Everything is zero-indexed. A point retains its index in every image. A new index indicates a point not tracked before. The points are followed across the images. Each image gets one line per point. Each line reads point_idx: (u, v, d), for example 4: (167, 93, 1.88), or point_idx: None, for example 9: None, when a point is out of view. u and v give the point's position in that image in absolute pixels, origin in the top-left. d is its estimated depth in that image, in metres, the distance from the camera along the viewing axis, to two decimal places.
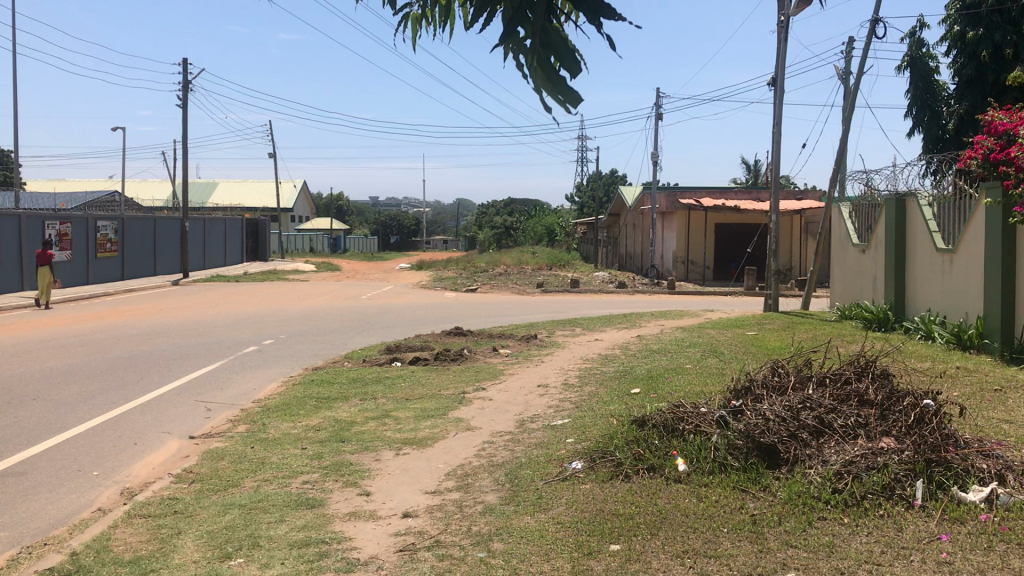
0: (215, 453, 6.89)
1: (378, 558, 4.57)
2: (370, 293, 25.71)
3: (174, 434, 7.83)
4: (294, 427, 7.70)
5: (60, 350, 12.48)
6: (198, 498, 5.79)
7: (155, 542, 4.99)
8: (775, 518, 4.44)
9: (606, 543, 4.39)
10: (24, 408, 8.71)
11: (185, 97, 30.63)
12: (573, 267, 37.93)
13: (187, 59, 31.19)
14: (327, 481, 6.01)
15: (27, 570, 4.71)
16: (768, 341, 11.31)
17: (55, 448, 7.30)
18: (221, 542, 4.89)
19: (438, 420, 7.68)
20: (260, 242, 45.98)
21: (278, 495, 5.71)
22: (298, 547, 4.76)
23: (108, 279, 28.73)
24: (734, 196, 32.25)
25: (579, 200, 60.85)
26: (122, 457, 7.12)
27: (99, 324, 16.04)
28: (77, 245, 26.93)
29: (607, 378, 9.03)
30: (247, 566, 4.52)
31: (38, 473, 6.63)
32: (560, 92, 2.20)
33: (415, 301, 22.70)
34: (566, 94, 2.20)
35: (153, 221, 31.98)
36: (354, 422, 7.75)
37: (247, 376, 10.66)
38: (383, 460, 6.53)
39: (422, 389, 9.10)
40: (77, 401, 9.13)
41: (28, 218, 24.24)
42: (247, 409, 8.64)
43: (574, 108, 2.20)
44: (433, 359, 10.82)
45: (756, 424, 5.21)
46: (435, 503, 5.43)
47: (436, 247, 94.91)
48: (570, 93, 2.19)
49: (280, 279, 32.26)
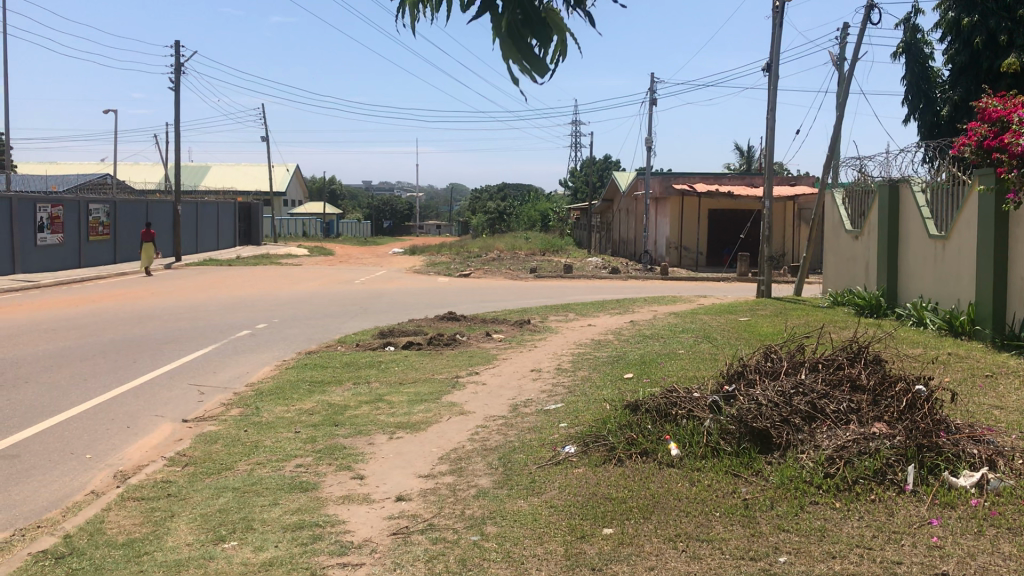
0: (208, 437, 6.89)
1: (372, 540, 4.59)
2: (363, 278, 25.67)
3: (168, 417, 7.81)
4: (287, 410, 7.70)
5: (50, 334, 12.40)
6: (192, 481, 5.80)
7: (148, 525, 5.00)
8: (767, 503, 4.46)
9: (599, 527, 4.41)
10: (18, 390, 8.72)
11: (178, 79, 30.43)
12: (566, 252, 37.94)
13: (180, 42, 31.00)
14: (321, 464, 6.02)
15: (20, 552, 4.72)
16: (762, 327, 11.36)
17: (48, 431, 7.30)
18: (214, 525, 4.90)
19: (430, 404, 7.68)
20: (252, 226, 45.73)
21: (272, 478, 5.72)
22: (292, 530, 4.77)
23: (100, 264, 28.66)
24: (728, 181, 32.29)
25: (572, 185, 61.01)
26: (115, 441, 7.09)
27: (90, 307, 16.00)
28: (70, 229, 26.83)
29: (600, 363, 9.05)
30: (241, 548, 4.54)
31: (31, 455, 6.62)
32: (527, 61, 2.30)
33: (410, 285, 22.65)
34: (533, 63, 2.29)
35: (145, 204, 31.81)
36: (347, 407, 7.75)
37: (240, 360, 10.62)
38: (377, 443, 6.53)
39: (416, 373, 9.12)
40: (69, 384, 9.10)
41: (20, 201, 24.05)
42: (241, 392, 8.64)
43: (541, 76, 2.29)
44: (426, 343, 10.81)
45: (749, 408, 5.24)
46: (429, 486, 5.45)
47: (429, 231, 94.65)
48: (539, 62, 2.29)
49: (272, 263, 32.18)
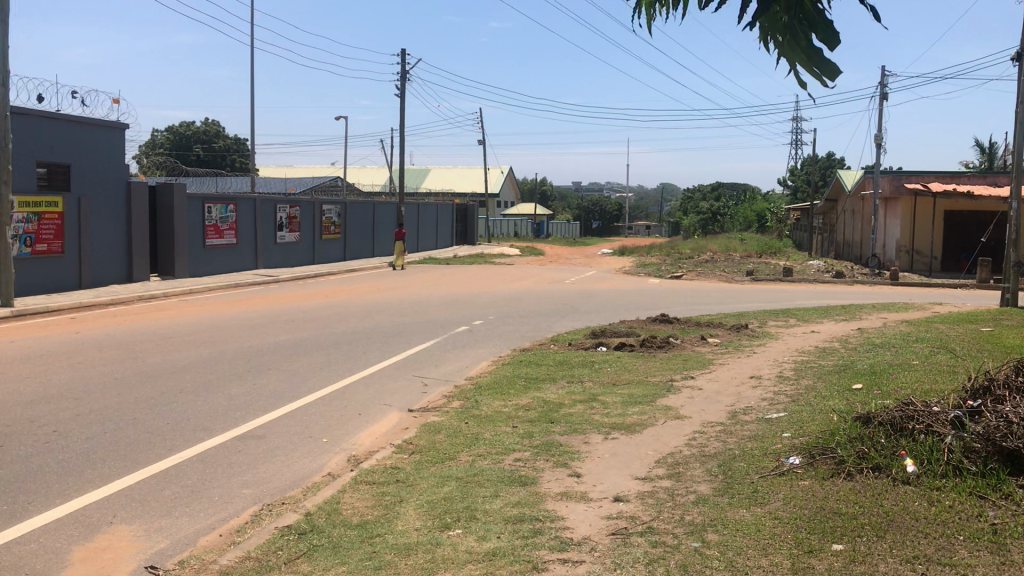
0: (432, 426, 7.19)
1: (591, 539, 4.62)
2: (576, 278, 25.91)
3: (394, 406, 8.23)
4: (505, 405, 7.90)
5: (290, 324, 13.39)
6: (418, 469, 6.07)
7: (379, 509, 5.28)
8: (1021, 530, 4.09)
9: (829, 542, 4.21)
10: (263, 376, 9.47)
11: (403, 86, 32.00)
12: (785, 255, 36.64)
13: (406, 50, 32.60)
14: (539, 460, 6.13)
15: (268, 526, 5.12)
16: (1008, 338, 10.47)
17: (289, 415, 7.88)
18: (440, 513, 5.10)
19: (646, 407, 7.64)
20: (469, 226, 47.21)
21: (492, 470, 5.88)
22: (513, 522, 4.89)
23: (332, 260, 30.64)
24: (966, 180, 29.99)
25: (792, 184, 58.88)
26: (348, 426, 7.55)
27: (323, 301, 17.16)
28: (305, 228, 28.85)
29: (826, 372, 8.65)
30: (465, 537, 4.70)
31: (276, 437, 7.17)
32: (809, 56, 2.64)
33: (621, 286, 22.63)
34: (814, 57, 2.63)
35: (372, 205, 33.69)
36: (562, 404, 7.84)
37: (459, 355, 11.01)
38: (593, 443, 6.57)
39: (629, 375, 9.10)
40: (306, 371, 9.78)
41: (263, 202, 26.11)
42: (461, 385, 8.96)
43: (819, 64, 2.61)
44: (639, 345, 10.77)
45: (999, 427, 4.83)
46: (647, 489, 5.42)
47: (640, 231, 94.28)
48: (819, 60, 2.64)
49: (487, 262, 33.15)
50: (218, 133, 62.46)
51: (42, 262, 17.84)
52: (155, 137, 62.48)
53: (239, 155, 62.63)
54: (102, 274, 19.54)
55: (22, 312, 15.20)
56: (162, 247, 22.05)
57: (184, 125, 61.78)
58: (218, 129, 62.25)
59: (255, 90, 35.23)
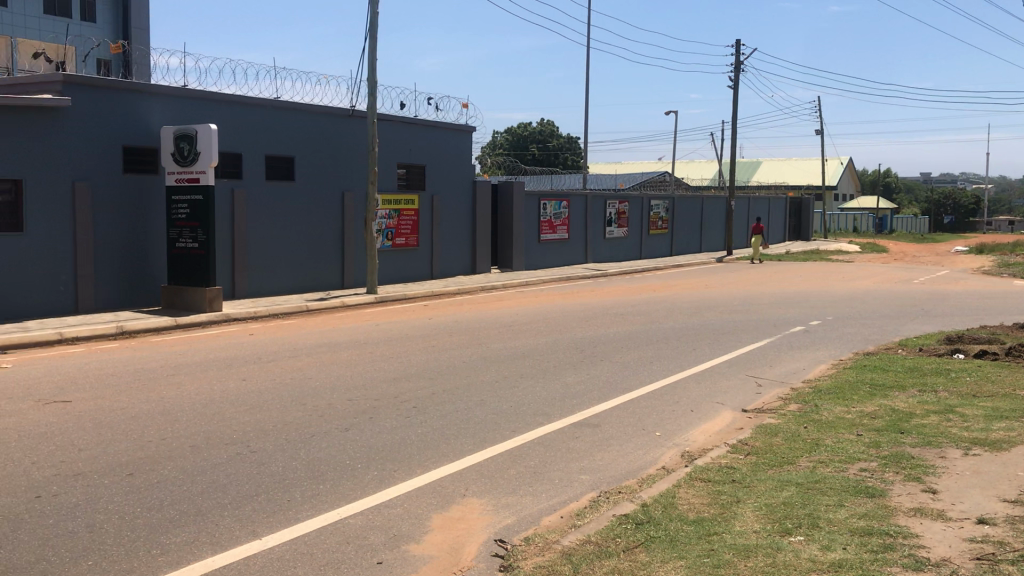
0: (769, 428, 7.00)
1: (951, 561, 4.25)
2: (923, 278, 23.91)
3: (727, 405, 8.12)
4: (847, 412, 7.49)
5: (621, 318, 13.66)
6: (755, 470, 5.94)
7: (716, 507, 5.23)
8: None
9: None
10: (595, 367, 9.74)
11: (737, 79, 31.36)
12: None
13: (741, 41, 31.91)
14: (887, 472, 5.75)
15: (606, 513, 5.26)
16: None
17: (623, 406, 8.05)
18: (780, 517, 4.95)
19: (1015, 423, 6.86)
20: (802, 222, 45.37)
21: (836, 478, 5.61)
22: (860, 535, 4.62)
23: (659, 255, 30.87)
24: None
25: None
26: (682, 421, 7.56)
27: (651, 296, 17.30)
28: (634, 223, 29.31)
29: None
30: (807, 544, 4.53)
31: (610, 426, 7.37)
32: None
33: (978, 288, 20.50)
34: None
35: (700, 200, 33.45)
36: (913, 415, 7.28)
37: (794, 356, 10.60)
38: (950, 458, 6.03)
39: (993, 386, 8.24)
40: (637, 365, 9.92)
41: (593, 198, 26.87)
42: (798, 388, 8.63)
43: None
44: (1004, 354, 9.71)
45: None
46: (1017, 513, 4.87)
47: (1000, 227, 84.96)
48: None
49: (822, 259, 31.58)
50: (553, 132, 65.35)
51: (400, 254, 19.70)
52: (496, 138, 66.74)
53: (572, 153, 65.12)
54: (449, 266, 21.18)
55: (384, 299, 16.91)
56: (500, 241, 23.46)
57: (522, 126, 65.37)
58: (553, 128, 65.12)
59: (588, 90, 36.27)
